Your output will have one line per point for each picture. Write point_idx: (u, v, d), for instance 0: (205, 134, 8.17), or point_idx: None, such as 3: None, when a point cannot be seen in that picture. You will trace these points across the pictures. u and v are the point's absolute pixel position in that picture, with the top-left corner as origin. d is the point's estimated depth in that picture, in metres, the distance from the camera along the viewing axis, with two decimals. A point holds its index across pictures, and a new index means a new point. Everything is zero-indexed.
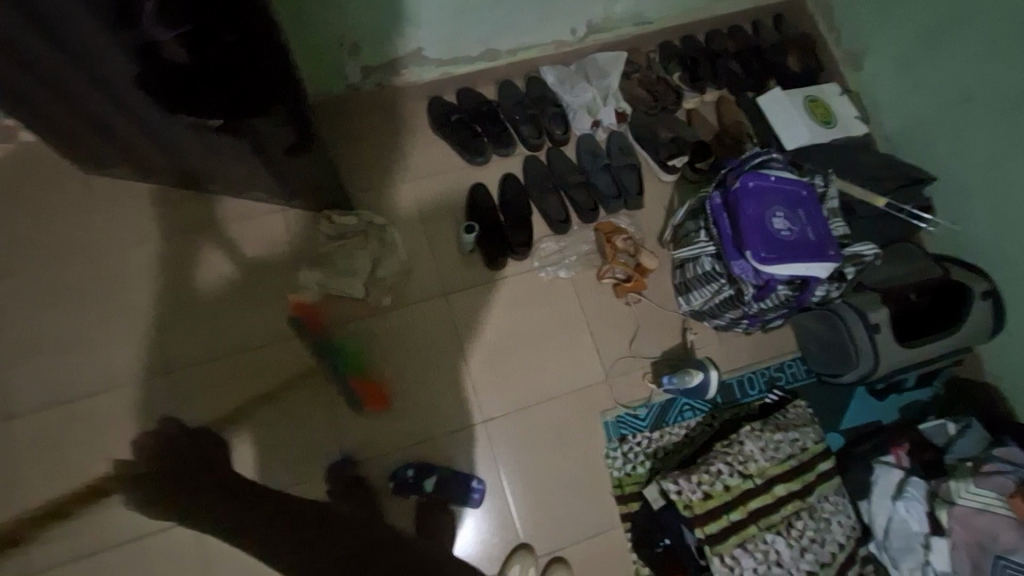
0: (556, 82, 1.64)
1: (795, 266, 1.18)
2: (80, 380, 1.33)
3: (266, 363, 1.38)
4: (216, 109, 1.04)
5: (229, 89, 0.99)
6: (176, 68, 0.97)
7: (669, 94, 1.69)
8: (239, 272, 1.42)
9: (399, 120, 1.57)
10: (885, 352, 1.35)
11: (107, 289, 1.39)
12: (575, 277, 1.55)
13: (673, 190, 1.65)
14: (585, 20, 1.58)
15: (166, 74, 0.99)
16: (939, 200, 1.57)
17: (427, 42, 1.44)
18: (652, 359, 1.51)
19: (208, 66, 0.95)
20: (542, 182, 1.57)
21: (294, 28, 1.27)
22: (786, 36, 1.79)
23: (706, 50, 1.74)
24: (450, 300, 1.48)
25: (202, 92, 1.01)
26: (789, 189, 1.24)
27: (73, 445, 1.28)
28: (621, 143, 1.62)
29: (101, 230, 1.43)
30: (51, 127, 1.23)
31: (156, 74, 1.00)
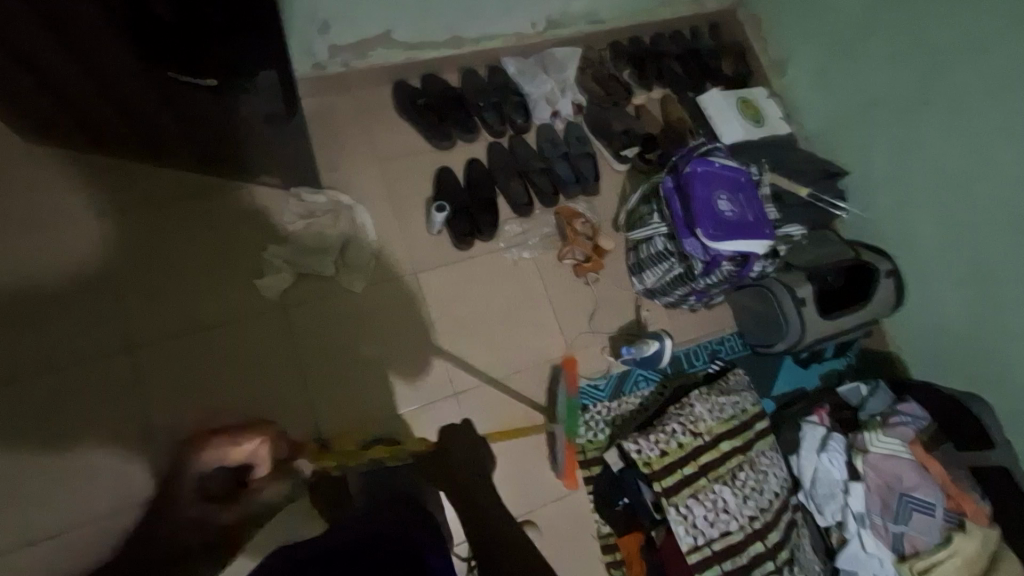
0: (517, 72, 1.71)
1: (738, 244, 1.32)
2: (19, 361, 1.23)
3: (230, 341, 1.35)
4: (201, 70, 1.02)
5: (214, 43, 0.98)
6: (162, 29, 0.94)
7: (620, 89, 1.82)
8: (200, 250, 1.38)
9: (364, 102, 1.58)
10: (810, 323, 1.53)
11: (50, 265, 1.29)
12: (538, 258, 1.63)
13: (625, 178, 1.77)
14: (545, 15, 1.66)
15: (148, 28, 0.94)
16: (851, 191, 1.80)
17: (396, 25, 1.47)
18: (610, 334, 1.62)
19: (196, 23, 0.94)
20: (506, 167, 1.63)
21: None
22: (721, 43, 1.97)
23: (652, 51, 1.88)
24: (419, 279, 1.52)
25: (186, 52, 0.99)
26: (731, 175, 1.39)
27: (14, 431, 1.19)
28: (578, 133, 1.72)
29: (39, 203, 1.33)
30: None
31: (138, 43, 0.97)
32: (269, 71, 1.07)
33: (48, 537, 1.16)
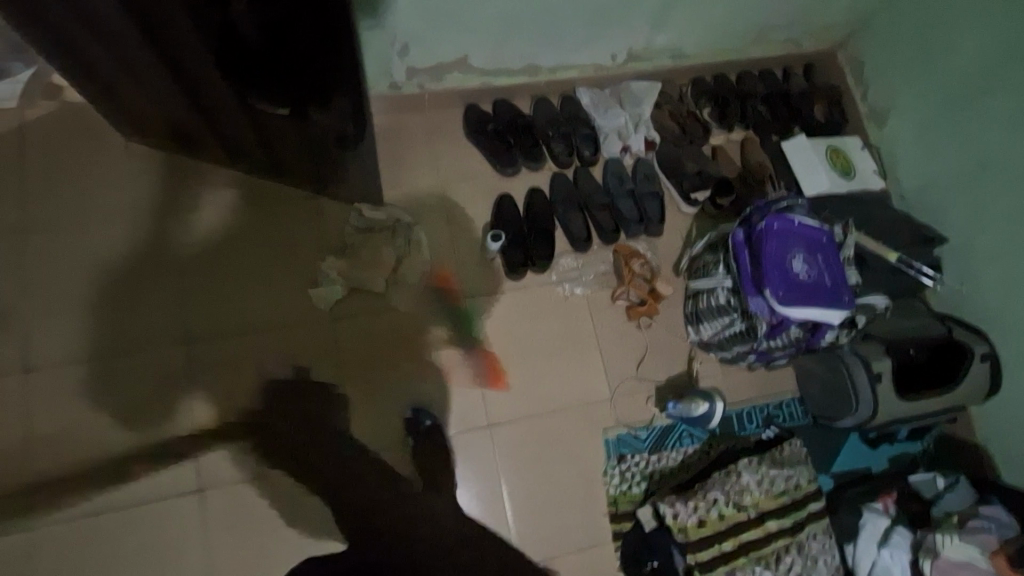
0: (590, 104, 1.68)
1: (811, 310, 1.22)
2: (90, 343, 1.32)
3: (280, 345, 1.39)
4: (284, 96, 1.08)
5: (297, 70, 1.03)
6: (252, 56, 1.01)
7: (698, 128, 1.74)
8: (264, 255, 1.44)
9: (435, 123, 1.59)
10: (885, 402, 1.39)
11: (131, 256, 1.39)
12: (590, 295, 1.58)
13: (693, 221, 1.69)
14: (626, 48, 1.62)
15: (241, 62, 1.02)
16: (948, 260, 1.63)
17: (473, 52, 1.47)
18: (658, 383, 1.54)
19: (282, 50, 0.99)
20: (568, 200, 1.60)
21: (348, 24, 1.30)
22: (815, 86, 1.85)
23: (737, 90, 1.79)
24: (467, 304, 1.50)
25: (273, 79, 1.05)
26: (810, 234, 1.29)
27: (78, 407, 1.29)
28: (647, 171, 1.67)
29: (127, 196, 1.42)
30: (104, 97, 1.24)
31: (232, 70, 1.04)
32: (344, 100, 1.11)
33: (97, 511, 1.24)
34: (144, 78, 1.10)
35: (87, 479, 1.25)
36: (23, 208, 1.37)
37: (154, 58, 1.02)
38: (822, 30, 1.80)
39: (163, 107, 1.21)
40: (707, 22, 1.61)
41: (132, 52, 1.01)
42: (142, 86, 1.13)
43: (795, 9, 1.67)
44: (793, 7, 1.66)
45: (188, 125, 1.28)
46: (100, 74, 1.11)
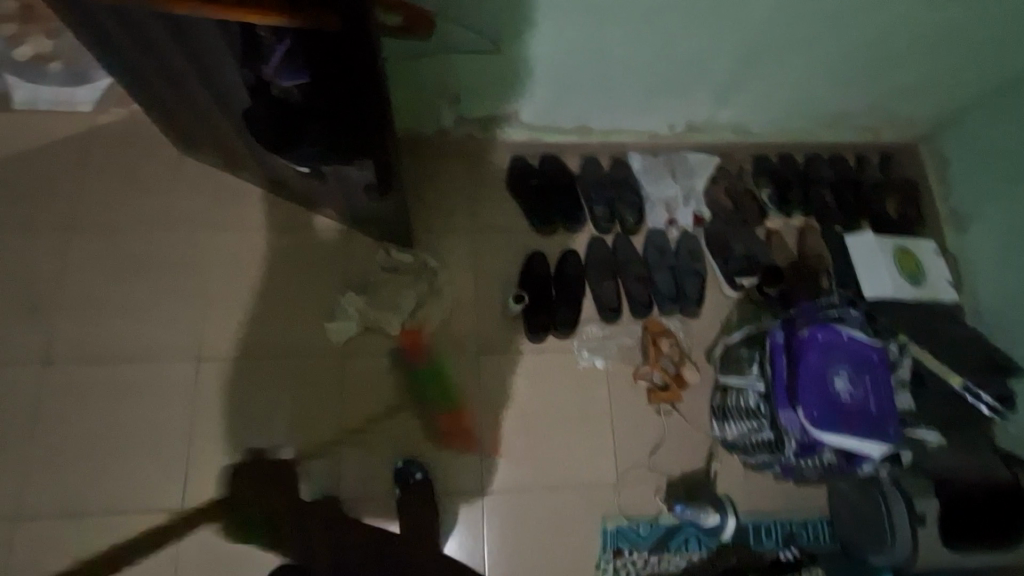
0: (641, 170, 1.61)
1: (848, 437, 1.10)
2: (110, 344, 1.36)
3: (287, 374, 1.38)
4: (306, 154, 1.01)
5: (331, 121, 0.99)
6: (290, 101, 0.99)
7: (753, 209, 1.64)
8: (288, 280, 1.45)
9: (479, 170, 1.57)
10: (928, 549, 1.22)
11: (165, 264, 1.42)
12: (610, 369, 1.49)
13: (734, 306, 1.58)
14: (686, 119, 1.56)
15: (276, 114, 1.00)
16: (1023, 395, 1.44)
17: (525, 108, 1.46)
18: (670, 476, 1.42)
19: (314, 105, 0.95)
20: (602, 266, 1.53)
21: (403, 70, 1.31)
22: (890, 178, 1.72)
23: (802, 174, 1.69)
24: (479, 360, 1.45)
25: (299, 133, 1.00)
26: (860, 350, 1.17)
27: (85, 405, 1.31)
28: (691, 247, 1.58)
29: (172, 206, 1.47)
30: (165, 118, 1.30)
31: (268, 115, 1.01)
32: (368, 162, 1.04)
33: (78, 513, 1.23)
34: (202, 108, 1.14)
35: (75, 479, 1.26)
36: (78, 206, 1.44)
37: (203, 88, 1.05)
38: (904, 123, 1.67)
39: (214, 131, 1.24)
40: (776, 103, 1.53)
41: (184, 83, 1.05)
42: (196, 113, 1.17)
43: (876, 99, 1.56)
44: (873, 96, 1.55)
45: (236, 149, 1.31)
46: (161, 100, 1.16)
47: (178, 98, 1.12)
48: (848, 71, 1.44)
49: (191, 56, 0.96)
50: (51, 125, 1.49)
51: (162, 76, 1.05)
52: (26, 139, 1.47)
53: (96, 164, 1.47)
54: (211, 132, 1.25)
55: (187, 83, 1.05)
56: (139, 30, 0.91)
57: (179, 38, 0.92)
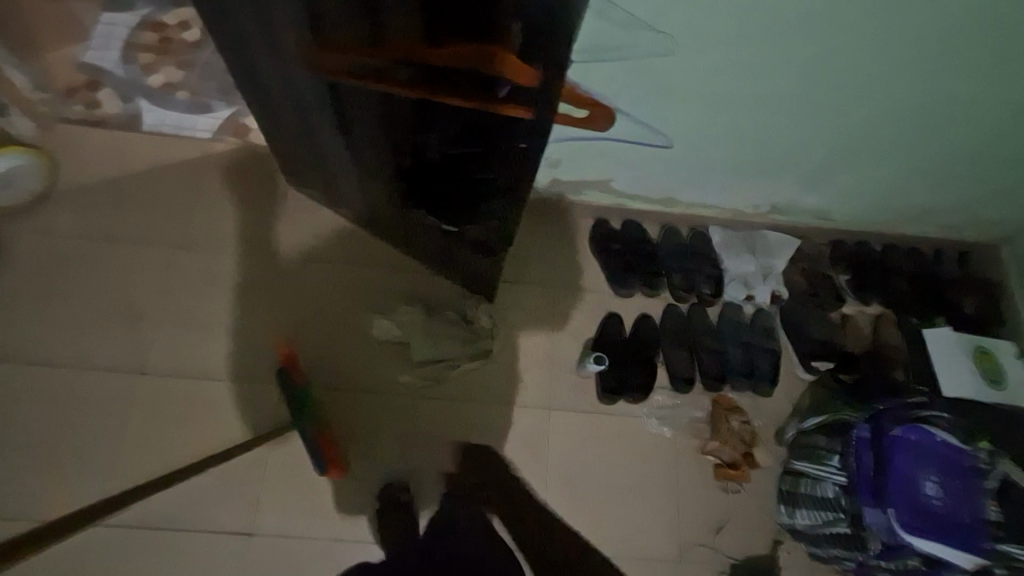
0: (720, 244, 1.64)
1: (935, 545, 1.11)
2: (201, 362, 1.41)
3: (365, 409, 1.42)
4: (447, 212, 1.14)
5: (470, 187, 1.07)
6: (431, 166, 1.07)
7: (830, 293, 1.64)
8: (373, 317, 1.49)
9: (563, 228, 1.62)
10: None
11: (259, 289, 1.48)
12: (677, 440, 1.48)
13: (805, 389, 1.57)
14: (770, 201, 1.59)
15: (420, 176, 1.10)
16: None
17: (618, 176, 1.51)
18: (732, 560, 1.39)
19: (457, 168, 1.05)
20: (676, 335, 1.55)
21: None
22: (969, 277, 1.71)
23: (880, 263, 1.69)
24: (549, 416, 1.46)
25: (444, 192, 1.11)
26: (947, 454, 1.19)
27: (171, 419, 1.36)
28: (765, 325, 1.59)
29: (270, 235, 1.53)
30: (285, 161, 1.38)
31: (420, 182, 1.11)
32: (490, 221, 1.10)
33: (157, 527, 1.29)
34: (330, 160, 1.22)
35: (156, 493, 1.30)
36: (187, 227, 1.52)
37: (337, 147, 1.13)
38: (987, 224, 1.68)
39: (332, 178, 1.31)
40: (863, 194, 1.56)
41: (320, 136, 1.12)
42: (322, 161, 1.25)
43: (963, 199, 1.57)
44: (960, 197, 1.56)
45: (347, 195, 1.38)
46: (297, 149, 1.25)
47: (312, 148, 1.21)
48: (939, 173, 1.46)
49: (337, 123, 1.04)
50: (171, 148, 1.58)
51: (301, 129, 1.13)
52: (147, 159, 1.57)
53: (207, 188, 1.56)
54: (330, 178, 1.33)
55: (327, 141, 1.14)
56: (304, 100, 1.03)
57: (337, 111, 1.01)
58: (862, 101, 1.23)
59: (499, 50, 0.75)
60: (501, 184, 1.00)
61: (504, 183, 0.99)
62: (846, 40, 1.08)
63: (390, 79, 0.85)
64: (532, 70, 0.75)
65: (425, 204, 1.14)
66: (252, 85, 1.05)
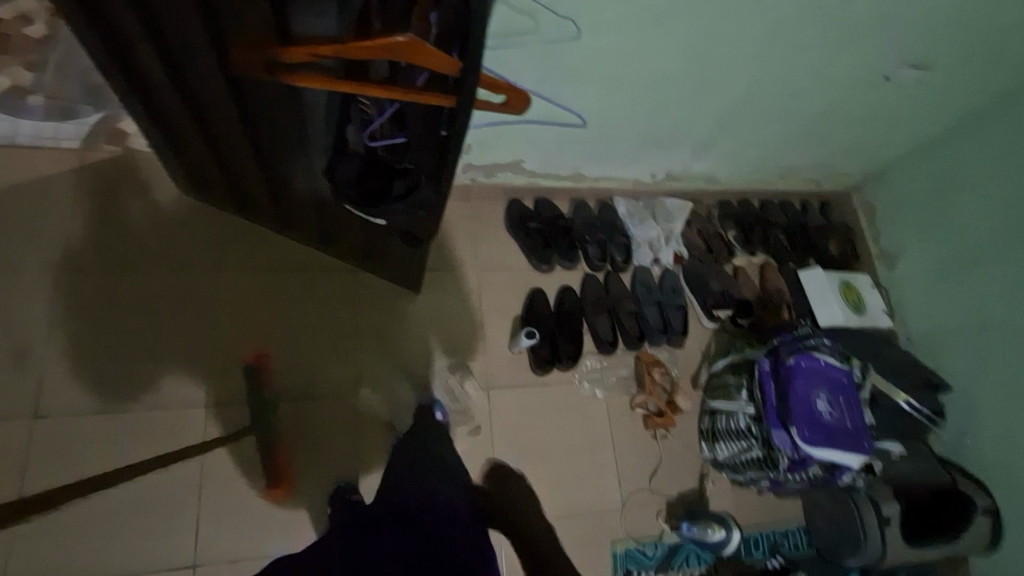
0: (626, 213, 1.75)
1: (832, 452, 1.31)
2: (108, 395, 1.29)
3: (304, 417, 1.38)
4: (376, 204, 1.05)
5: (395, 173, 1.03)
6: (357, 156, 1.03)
7: (723, 248, 1.84)
8: (297, 323, 1.44)
9: (481, 211, 1.65)
10: (892, 545, 1.41)
11: (167, 308, 1.37)
12: (609, 399, 1.60)
13: (712, 336, 1.75)
14: (666, 169, 1.73)
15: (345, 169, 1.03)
16: (951, 408, 1.70)
17: (529, 157, 1.56)
18: (668, 498, 1.54)
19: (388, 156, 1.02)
20: (597, 302, 1.65)
21: None
22: (831, 222, 1.98)
23: (761, 217, 1.90)
24: (490, 396, 1.51)
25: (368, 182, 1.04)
26: (834, 375, 1.39)
27: (82, 461, 1.23)
28: (673, 284, 1.74)
29: (169, 249, 1.41)
30: (183, 167, 1.29)
31: (349, 176, 1.05)
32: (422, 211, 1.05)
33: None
34: (238, 164, 1.16)
35: (79, 544, 1.19)
36: (68, 249, 1.36)
37: (250, 150, 1.08)
38: (840, 175, 1.95)
39: (243, 182, 1.25)
40: (742, 157, 1.74)
41: (227, 139, 1.06)
42: (231, 167, 1.18)
43: (821, 156, 1.81)
44: (818, 154, 1.80)
45: (259, 199, 1.32)
46: (203, 158, 1.19)
47: (213, 151, 1.13)
48: (801, 135, 1.68)
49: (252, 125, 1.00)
50: (33, 162, 1.39)
51: (206, 133, 1.06)
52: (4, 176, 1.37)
53: (86, 203, 1.40)
54: (238, 182, 1.25)
55: (235, 144, 1.08)
56: (212, 106, 0.97)
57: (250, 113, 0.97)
58: (737, 76, 1.36)
59: (411, 42, 0.70)
60: (429, 171, 0.97)
61: (432, 171, 0.97)
62: (724, 24, 1.19)
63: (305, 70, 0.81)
64: (453, 59, 0.74)
65: (354, 200, 1.06)
66: (139, 85, 0.97)
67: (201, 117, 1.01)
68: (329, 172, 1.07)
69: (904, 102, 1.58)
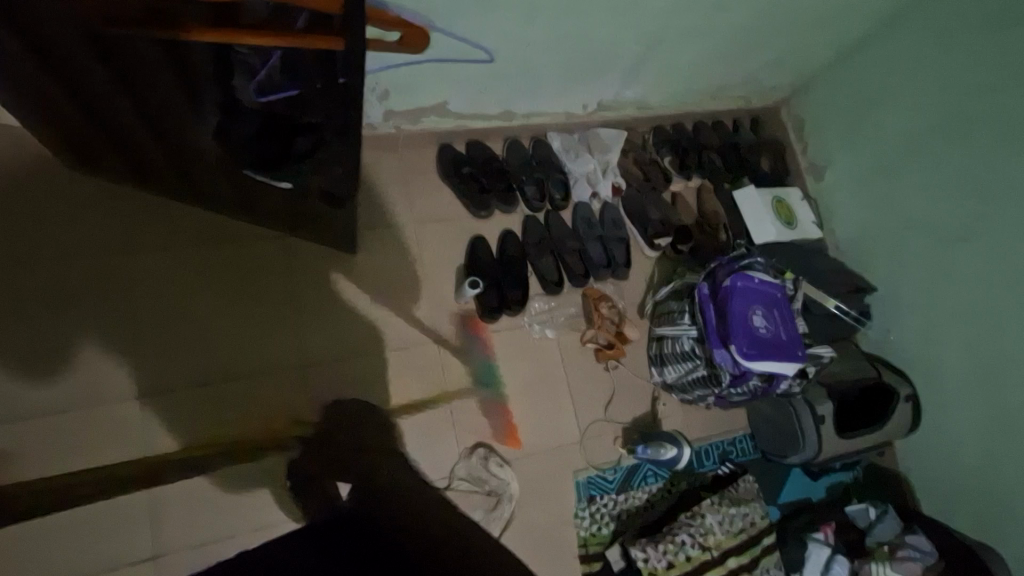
0: (561, 149, 1.71)
1: (769, 363, 1.38)
2: (29, 398, 1.20)
3: (251, 395, 1.33)
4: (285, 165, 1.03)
5: (297, 130, 0.97)
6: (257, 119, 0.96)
7: (660, 175, 1.83)
8: (228, 300, 1.36)
9: (410, 161, 1.56)
10: (827, 440, 1.53)
11: (77, 299, 1.26)
12: (560, 338, 1.62)
13: (655, 265, 1.77)
14: (597, 98, 1.67)
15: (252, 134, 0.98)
16: (876, 307, 1.81)
17: (453, 97, 1.47)
18: (623, 425, 1.61)
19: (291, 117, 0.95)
20: (539, 243, 1.63)
21: None
22: (762, 139, 2.00)
23: (695, 141, 1.89)
24: (441, 349, 1.49)
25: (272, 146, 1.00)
26: (768, 290, 1.45)
27: (12, 471, 1.16)
28: (613, 217, 1.73)
29: (69, 235, 1.29)
30: (67, 143, 1.16)
31: (246, 134, 0.98)
32: (334, 167, 1.01)
33: None
34: (128, 135, 1.04)
35: (25, 556, 1.13)
36: None
37: (136, 119, 0.96)
38: (768, 89, 1.94)
39: (140, 154, 1.12)
40: (672, 79, 1.70)
41: (106, 108, 0.94)
42: (122, 139, 1.06)
43: (749, 71, 1.80)
44: (746, 70, 1.78)
45: (163, 171, 1.20)
46: (92, 134, 1.07)
47: (92, 122, 1.01)
48: (729, 50, 1.64)
49: (130, 90, 0.88)
50: None
51: (80, 103, 0.94)
52: None
53: None
54: (133, 154, 1.13)
55: (118, 113, 0.95)
56: (78, 72, 0.84)
57: (127, 80, 0.86)
58: None
59: None
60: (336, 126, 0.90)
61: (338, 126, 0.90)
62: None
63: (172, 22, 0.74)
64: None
65: (255, 159, 1.02)
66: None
67: (69, 85, 0.88)
68: (221, 132, 0.98)
69: (825, 9, 1.57)
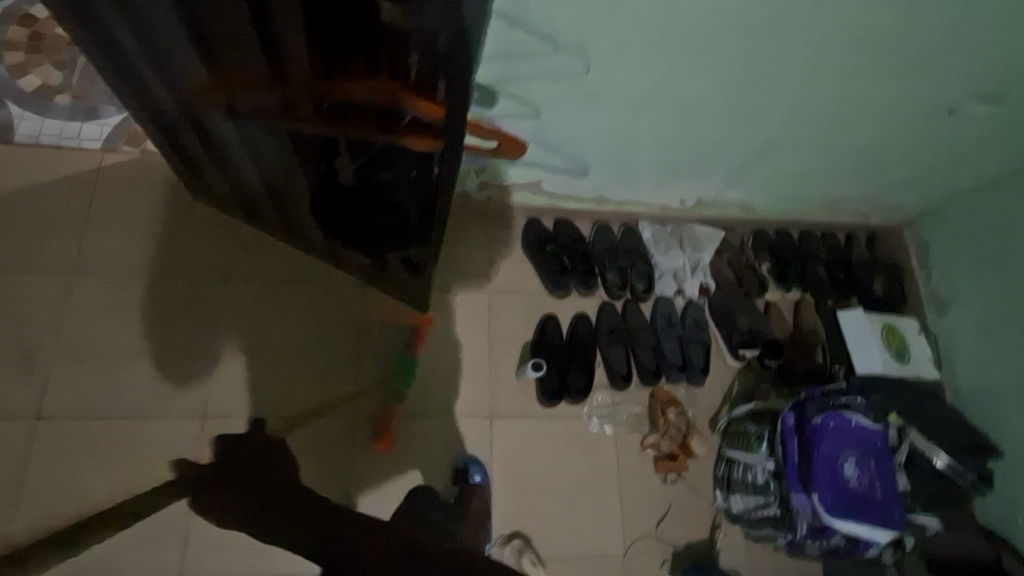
0: (651, 239, 1.66)
1: (857, 523, 1.20)
2: (108, 400, 1.28)
3: (300, 438, 1.33)
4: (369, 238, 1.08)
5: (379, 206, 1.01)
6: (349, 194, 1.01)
7: (755, 281, 1.71)
8: (304, 342, 1.40)
9: (497, 231, 1.58)
10: None
11: (171, 315, 1.36)
12: (619, 436, 1.51)
13: (736, 376, 1.63)
14: (697, 195, 1.62)
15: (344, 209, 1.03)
16: (1000, 474, 1.55)
17: (549, 178, 1.49)
18: (675, 547, 1.45)
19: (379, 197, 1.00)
20: (613, 332, 1.56)
21: None
22: (876, 258, 1.83)
23: (799, 251, 1.77)
24: (493, 425, 1.44)
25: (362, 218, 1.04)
26: (865, 436, 1.28)
27: (77, 466, 1.23)
28: (697, 317, 1.63)
29: (180, 255, 1.40)
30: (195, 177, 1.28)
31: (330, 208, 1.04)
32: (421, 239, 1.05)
33: None
34: (245, 180, 1.13)
35: (65, 553, 1.17)
36: (82, 250, 1.36)
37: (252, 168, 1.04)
38: (891, 208, 1.79)
39: (253, 196, 1.22)
40: (781, 186, 1.62)
41: (229, 155, 1.02)
42: (239, 182, 1.16)
43: (871, 188, 1.67)
44: (867, 186, 1.66)
45: (270, 214, 1.29)
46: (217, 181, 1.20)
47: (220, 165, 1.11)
48: (850, 166, 1.54)
49: (249, 145, 0.95)
50: (58, 162, 1.40)
51: (209, 148, 1.03)
52: (29, 174, 1.38)
53: (105, 206, 1.40)
54: (247, 195, 1.22)
55: (238, 161, 1.04)
56: (210, 124, 0.92)
57: (246, 137, 0.93)
58: (779, 102, 1.25)
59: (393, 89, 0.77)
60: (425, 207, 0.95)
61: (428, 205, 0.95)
62: (772, 50, 1.08)
63: (294, 113, 0.84)
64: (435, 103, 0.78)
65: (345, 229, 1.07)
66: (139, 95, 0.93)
67: (201, 133, 0.97)
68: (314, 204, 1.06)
69: (967, 139, 1.44)
